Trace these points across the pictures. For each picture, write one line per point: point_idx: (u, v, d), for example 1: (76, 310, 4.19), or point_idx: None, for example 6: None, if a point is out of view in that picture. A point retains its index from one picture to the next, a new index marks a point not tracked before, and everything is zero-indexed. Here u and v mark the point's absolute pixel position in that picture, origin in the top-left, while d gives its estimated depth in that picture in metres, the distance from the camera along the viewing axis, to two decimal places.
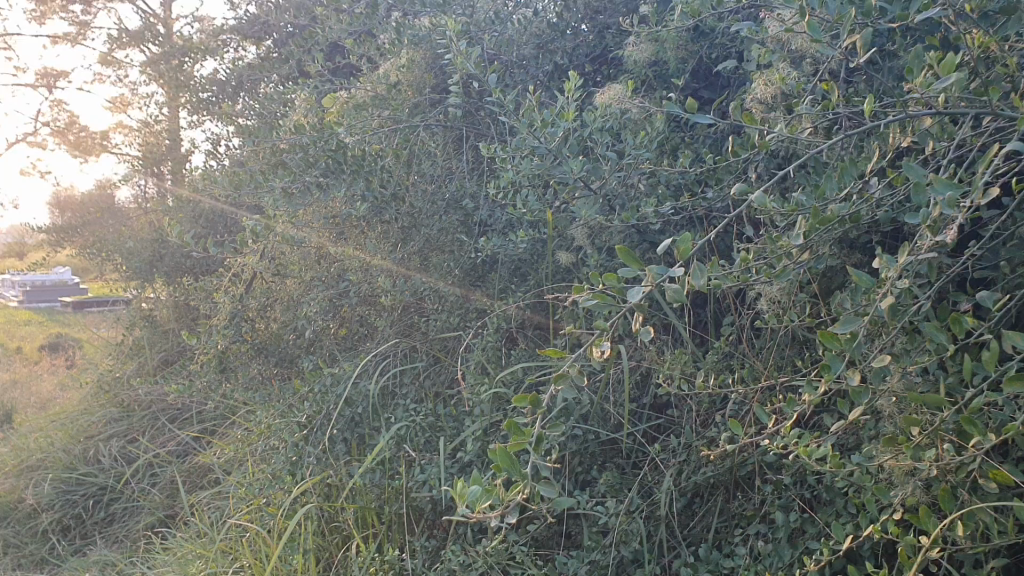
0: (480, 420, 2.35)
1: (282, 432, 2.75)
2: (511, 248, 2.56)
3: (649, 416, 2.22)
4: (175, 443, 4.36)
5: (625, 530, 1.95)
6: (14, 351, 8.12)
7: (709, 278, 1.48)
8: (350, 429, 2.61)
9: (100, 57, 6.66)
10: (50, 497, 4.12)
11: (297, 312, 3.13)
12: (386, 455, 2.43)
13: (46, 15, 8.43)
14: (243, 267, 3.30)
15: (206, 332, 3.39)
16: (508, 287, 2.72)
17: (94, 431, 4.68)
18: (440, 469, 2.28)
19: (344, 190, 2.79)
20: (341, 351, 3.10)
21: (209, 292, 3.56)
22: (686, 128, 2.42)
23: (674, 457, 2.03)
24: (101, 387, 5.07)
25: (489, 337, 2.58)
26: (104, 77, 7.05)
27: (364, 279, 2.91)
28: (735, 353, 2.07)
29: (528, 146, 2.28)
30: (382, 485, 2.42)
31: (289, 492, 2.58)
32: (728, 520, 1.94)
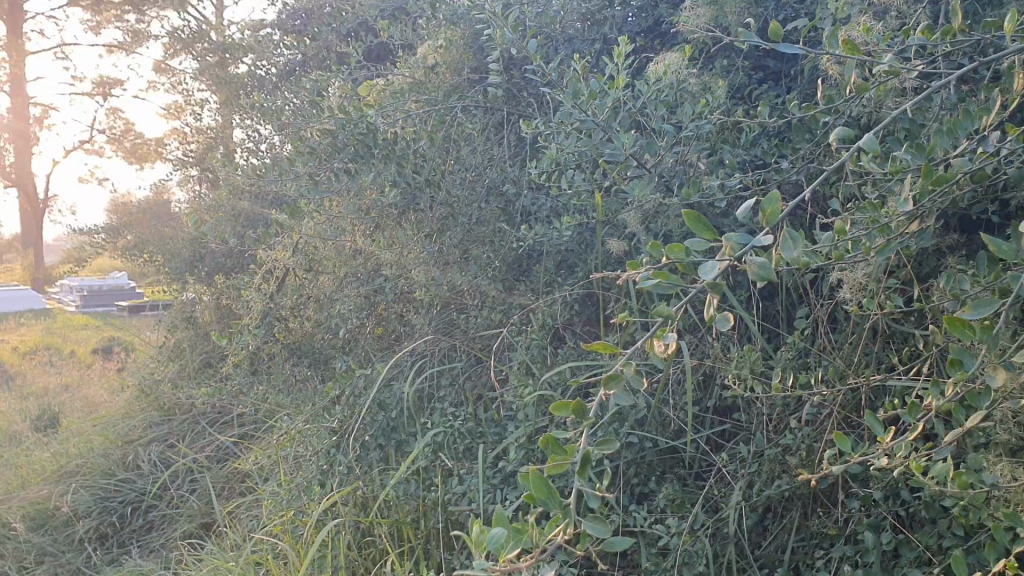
0: (525, 423, 2.14)
1: (313, 438, 2.55)
2: (558, 236, 2.35)
3: (712, 420, 1.99)
4: (215, 448, 4.20)
5: (688, 552, 1.73)
6: (68, 356, 8.09)
7: (805, 246, 1.20)
8: (383, 433, 2.42)
9: (155, 65, 6.62)
10: (87, 504, 3.99)
11: (332, 310, 2.94)
12: (423, 463, 2.22)
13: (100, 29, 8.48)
14: (276, 264, 3.14)
15: (238, 332, 3.21)
16: (554, 280, 2.51)
17: (134, 435, 4.55)
18: (481, 480, 2.07)
19: (372, 176, 2.57)
20: (378, 351, 2.91)
21: (242, 290, 3.39)
22: (750, 101, 2.19)
23: (743, 467, 1.81)
24: (142, 390, 4.94)
25: (534, 334, 2.37)
26: (156, 84, 7.02)
27: (400, 274, 2.71)
28: (810, 348, 1.85)
29: (574, 119, 2.06)
30: (419, 497, 2.23)
31: (320, 503, 2.39)
32: (806, 540, 1.71)
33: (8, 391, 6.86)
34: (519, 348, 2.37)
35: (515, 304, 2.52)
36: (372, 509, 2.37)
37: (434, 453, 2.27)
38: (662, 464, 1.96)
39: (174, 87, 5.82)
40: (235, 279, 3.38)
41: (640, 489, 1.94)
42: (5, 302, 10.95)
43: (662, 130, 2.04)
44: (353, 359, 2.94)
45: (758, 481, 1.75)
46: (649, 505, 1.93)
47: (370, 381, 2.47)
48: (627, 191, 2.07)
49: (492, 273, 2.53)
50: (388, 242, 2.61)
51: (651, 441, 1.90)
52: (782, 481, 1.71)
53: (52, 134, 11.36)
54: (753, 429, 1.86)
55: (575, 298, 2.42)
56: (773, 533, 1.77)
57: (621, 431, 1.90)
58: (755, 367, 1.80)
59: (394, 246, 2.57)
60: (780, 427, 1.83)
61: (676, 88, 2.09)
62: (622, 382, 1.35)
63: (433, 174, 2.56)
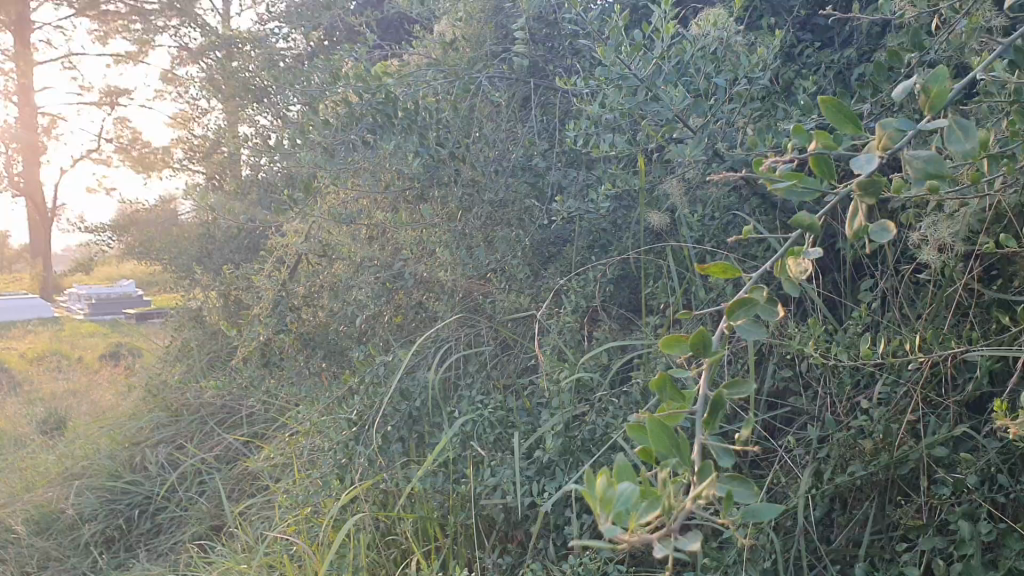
0: (562, 409, 1.98)
1: (330, 431, 2.38)
2: (593, 211, 2.18)
3: (769, 404, 1.83)
4: (223, 449, 4.04)
5: (752, 547, 1.56)
6: (74, 361, 7.95)
7: (978, 138, 1.01)
8: (406, 423, 2.25)
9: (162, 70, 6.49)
10: (92, 506, 3.82)
11: (347, 297, 2.78)
12: (451, 455, 2.06)
13: (107, 37, 8.36)
14: (286, 251, 2.99)
15: (248, 324, 3.05)
16: (587, 260, 2.35)
17: (141, 437, 4.38)
18: (516, 471, 1.90)
19: (393, 147, 2.41)
20: (397, 340, 2.75)
21: (251, 281, 3.22)
22: (802, 61, 2.03)
23: (810, 454, 1.64)
24: (148, 391, 4.78)
25: (568, 317, 2.21)
26: (162, 86, 6.88)
27: (421, 257, 2.55)
28: (881, 321, 1.69)
29: (616, 75, 1.89)
30: (445, 491, 2.06)
31: (338, 500, 2.22)
32: (883, 533, 1.55)
33: (13, 396, 6.72)
34: (553, 330, 2.21)
35: (545, 284, 2.36)
36: (395, 505, 2.20)
37: (462, 444, 2.10)
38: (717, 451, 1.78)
39: (181, 83, 5.68)
40: (245, 269, 3.22)
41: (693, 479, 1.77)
42: (11, 308, 10.81)
43: (712, 84, 1.87)
44: (371, 349, 2.78)
45: (828, 467, 1.58)
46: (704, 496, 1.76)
47: (392, 367, 2.30)
48: (674, 154, 1.90)
49: (522, 251, 2.37)
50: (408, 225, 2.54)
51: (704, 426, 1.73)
52: (856, 467, 1.54)
53: (59, 141, 11.23)
54: (817, 413, 1.70)
55: (611, 278, 2.26)
56: (845, 526, 1.60)
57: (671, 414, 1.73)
58: (822, 342, 1.64)
59: (414, 228, 2.53)
60: (850, 410, 1.67)
61: (725, 43, 1.92)
62: (755, 312, 1.13)
63: (459, 143, 2.41)
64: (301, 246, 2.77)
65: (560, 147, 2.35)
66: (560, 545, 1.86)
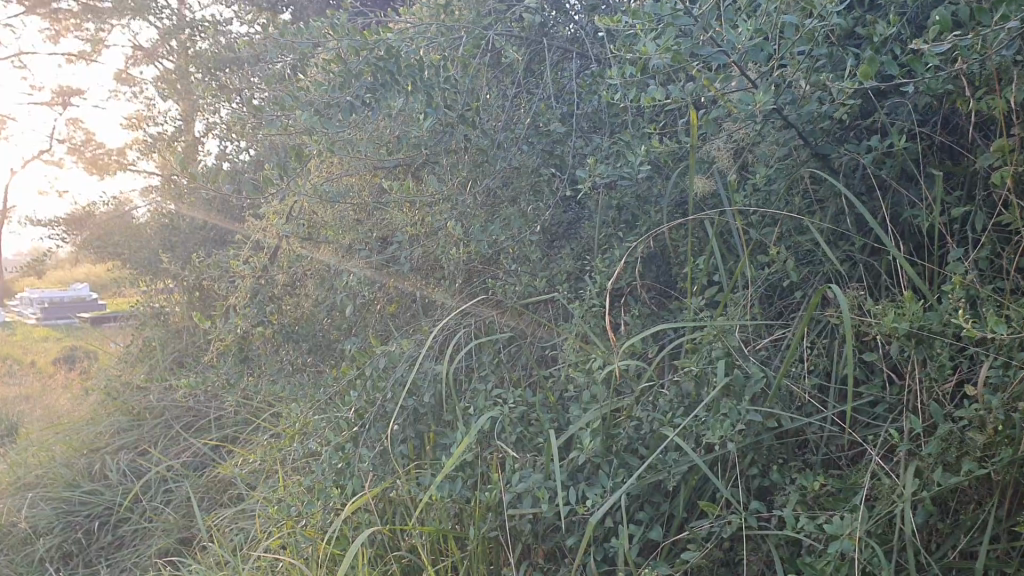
0: (597, 403, 1.73)
1: (323, 432, 2.10)
2: (624, 179, 1.93)
3: (842, 391, 1.59)
4: (191, 454, 3.71)
5: (855, 561, 1.32)
6: (28, 365, 7.53)
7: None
8: (410, 422, 1.98)
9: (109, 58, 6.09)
10: (48, 519, 3.45)
11: (336, 283, 2.52)
12: (469, 457, 1.80)
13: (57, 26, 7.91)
14: (263, 235, 2.69)
15: (222, 314, 2.74)
16: (611, 237, 2.11)
17: (100, 442, 4.01)
18: (550, 475, 1.64)
19: (398, 106, 2.10)
20: (392, 331, 2.50)
21: (223, 268, 2.92)
22: (863, 7, 1.80)
23: (909, 449, 1.41)
24: (108, 393, 4.42)
25: (595, 300, 1.96)
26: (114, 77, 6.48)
27: (422, 236, 2.29)
28: (982, 294, 1.47)
29: (669, 12, 1.62)
30: (463, 499, 1.79)
31: (336, 510, 1.94)
32: (1005, 536, 1.33)
33: None
34: (577, 315, 1.96)
35: (564, 266, 2.11)
36: (401, 515, 1.93)
37: (479, 444, 1.84)
38: (785, 451, 1.54)
39: (135, 65, 5.31)
40: (215, 256, 2.91)
41: (761, 482, 1.53)
42: None
43: (776, 25, 1.63)
44: (362, 342, 2.50)
45: (931, 465, 1.35)
46: (775, 503, 1.52)
47: (395, 358, 2.02)
48: (735, 106, 1.64)
49: (539, 228, 2.12)
50: (408, 202, 2.27)
51: (775, 420, 1.49)
52: (976, 461, 1.31)
53: (8, 139, 10.70)
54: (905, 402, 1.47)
55: (640, 257, 2.02)
56: (950, 535, 1.38)
57: (740, 405, 1.48)
58: (921, 318, 1.41)
59: (416, 206, 2.26)
60: (946, 399, 1.45)
61: None
62: None
63: (470, 102, 2.09)
64: (283, 227, 2.48)
65: (581, 112, 2.10)
66: (602, 560, 1.60)
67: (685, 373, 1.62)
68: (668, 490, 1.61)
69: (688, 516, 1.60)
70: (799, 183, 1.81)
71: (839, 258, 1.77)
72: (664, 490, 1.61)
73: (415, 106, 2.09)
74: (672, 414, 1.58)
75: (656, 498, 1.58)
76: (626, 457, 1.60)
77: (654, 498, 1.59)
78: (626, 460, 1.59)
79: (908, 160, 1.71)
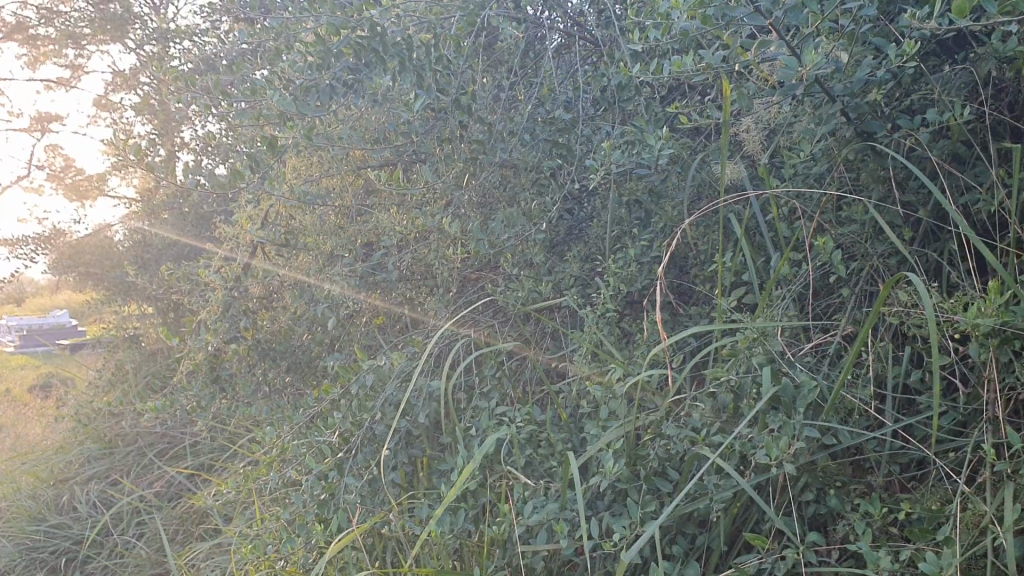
0: (617, 421, 1.51)
1: (304, 458, 1.86)
2: (640, 167, 1.72)
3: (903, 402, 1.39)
4: (164, 484, 3.44)
5: None
6: (1, 394, 7.18)
7: None
8: (401, 446, 1.75)
9: (78, 73, 5.83)
10: (9, 557, 3.16)
11: (317, 293, 2.28)
12: (471, 484, 1.57)
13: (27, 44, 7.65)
14: (237, 242, 2.46)
15: (192, 330, 2.50)
16: (622, 236, 1.89)
17: (68, 472, 3.71)
18: (567, 502, 1.41)
19: (384, 89, 1.88)
20: (380, 346, 2.27)
21: (193, 280, 2.67)
22: None
23: (995, 469, 1.20)
24: (77, 420, 4.13)
25: (608, 303, 1.75)
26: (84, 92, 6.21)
27: (421, 245, 2.08)
28: None
29: None
30: (465, 533, 1.55)
31: (319, 547, 1.69)
32: None
33: None
34: (590, 321, 1.75)
35: (571, 269, 1.89)
36: (393, 552, 1.68)
37: (482, 469, 1.62)
38: (842, 474, 1.33)
39: (105, 81, 5.08)
40: (185, 267, 2.67)
41: (818, 510, 1.31)
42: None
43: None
44: (346, 358, 2.27)
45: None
46: (833, 534, 1.30)
47: (384, 374, 1.80)
48: (780, 76, 1.43)
49: (543, 226, 1.90)
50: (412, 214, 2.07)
51: (834, 437, 1.27)
52: None
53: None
54: (985, 413, 1.26)
55: (655, 258, 1.81)
56: None
57: (792, 418, 1.26)
58: (1006, 312, 1.21)
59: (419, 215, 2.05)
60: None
61: None
62: None
63: (466, 84, 1.89)
64: (257, 233, 2.25)
65: (587, 97, 1.89)
66: None
67: (720, 384, 1.40)
68: (704, 519, 1.38)
69: (729, 551, 1.38)
70: (838, 169, 1.61)
71: (887, 253, 1.57)
72: (699, 521, 1.38)
73: (403, 87, 1.87)
74: (708, 431, 1.37)
75: (691, 529, 1.35)
76: (656, 483, 1.37)
77: (688, 530, 1.36)
78: (657, 486, 1.37)
79: (963, 139, 1.51)
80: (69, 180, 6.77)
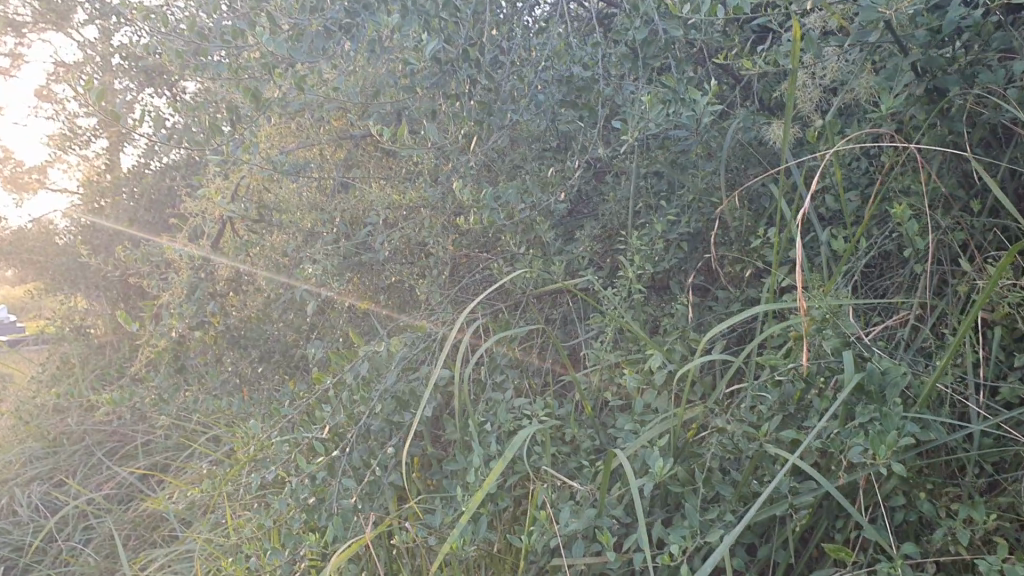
0: (658, 415, 1.32)
1: (287, 457, 1.63)
2: (675, 127, 1.54)
3: (989, 392, 1.22)
4: (114, 484, 3.15)
5: None
6: None
7: None
8: (402, 444, 1.54)
9: (15, 53, 5.46)
10: None
11: (295, 272, 2.05)
12: (488, 488, 1.36)
13: None
14: (204, 218, 2.22)
15: (152, 314, 2.24)
16: (644, 210, 1.70)
17: (6, 472, 3.38)
18: (608, 507, 1.22)
19: (380, 36, 1.77)
20: (366, 332, 2.04)
21: (153, 262, 2.42)
22: None
23: None
24: (16, 418, 3.80)
25: (636, 284, 1.56)
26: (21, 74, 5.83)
27: (416, 221, 1.86)
28: None
29: None
30: (485, 542, 1.34)
31: (310, 557, 1.47)
32: None
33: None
34: (616, 303, 1.55)
35: (589, 247, 1.70)
36: (401, 563, 1.47)
37: (499, 469, 1.41)
38: (929, 474, 1.16)
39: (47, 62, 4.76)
40: (142, 247, 2.41)
41: (905, 516, 1.13)
42: None
43: None
44: (329, 345, 2.05)
45: None
46: (923, 544, 1.13)
47: (381, 362, 1.59)
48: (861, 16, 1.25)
49: (559, 198, 1.71)
50: (410, 191, 1.85)
51: (928, 433, 1.10)
52: None
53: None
54: None
55: (686, 235, 1.63)
56: None
57: (880, 410, 1.09)
58: None
59: (416, 189, 1.83)
60: None
61: None
62: None
63: (472, 36, 1.71)
64: (228, 207, 2.01)
65: (608, 55, 1.70)
66: None
67: (782, 372, 1.22)
68: (766, 526, 1.20)
69: (796, 563, 1.20)
70: (899, 134, 1.44)
71: (955, 226, 1.40)
72: (762, 529, 1.20)
73: (406, 34, 1.69)
74: (772, 426, 1.18)
75: (753, 540, 1.17)
76: (715, 486, 1.18)
77: (747, 540, 1.18)
78: (716, 488, 1.18)
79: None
80: (8, 169, 6.38)
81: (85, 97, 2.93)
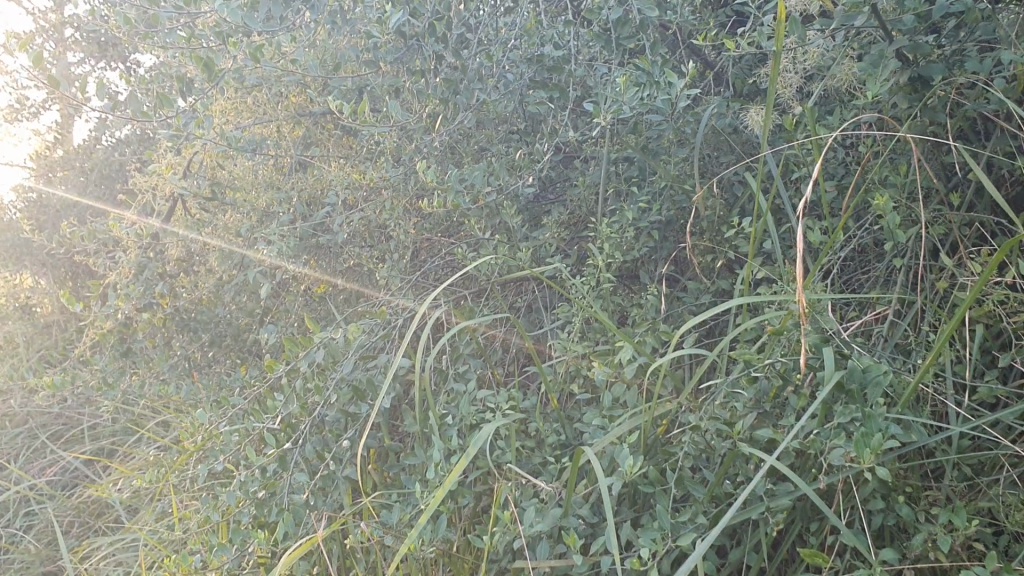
0: (626, 410, 1.26)
1: (237, 447, 1.55)
2: (648, 111, 1.48)
3: (968, 392, 1.18)
4: (57, 469, 3.02)
5: None
6: None
7: None
8: (358, 436, 1.47)
9: None
10: None
11: (248, 253, 1.97)
12: (448, 484, 1.30)
13: None
14: (154, 195, 2.12)
15: (97, 294, 2.14)
16: (614, 197, 1.64)
17: None
18: (574, 506, 1.16)
19: (342, 6, 1.71)
20: (321, 316, 1.97)
21: (100, 240, 2.31)
22: None
23: None
24: None
25: (605, 273, 1.50)
26: None
27: (376, 201, 1.78)
28: None
29: None
30: (444, 540, 1.28)
31: (259, 552, 1.39)
32: None
33: None
34: (584, 293, 1.49)
35: (557, 233, 1.63)
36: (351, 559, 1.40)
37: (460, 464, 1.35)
38: (906, 476, 1.11)
39: None
40: (88, 223, 2.30)
41: (883, 520, 1.09)
42: None
43: None
44: (283, 330, 1.97)
45: None
46: (899, 549, 1.09)
47: (337, 350, 1.51)
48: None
49: (526, 182, 1.64)
50: (370, 171, 1.77)
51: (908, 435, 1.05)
52: None
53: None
54: None
55: (657, 223, 1.57)
56: None
57: (861, 410, 1.04)
58: None
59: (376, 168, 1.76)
60: None
61: None
62: None
63: (440, 9, 1.64)
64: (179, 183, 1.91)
65: (580, 35, 1.64)
66: None
67: (758, 367, 1.17)
68: (737, 528, 1.16)
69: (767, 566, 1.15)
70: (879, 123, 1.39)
71: (933, 220, 1.36)
72: (733, 531, 1.15)
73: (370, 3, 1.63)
74: (747, 424, 1.13)
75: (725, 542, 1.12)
76: (687, 486, 1.13)
77: (718, 543, 1.13)
78: (689, 489, 1.12)
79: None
80: None
81: (32, 66, 2.79)
